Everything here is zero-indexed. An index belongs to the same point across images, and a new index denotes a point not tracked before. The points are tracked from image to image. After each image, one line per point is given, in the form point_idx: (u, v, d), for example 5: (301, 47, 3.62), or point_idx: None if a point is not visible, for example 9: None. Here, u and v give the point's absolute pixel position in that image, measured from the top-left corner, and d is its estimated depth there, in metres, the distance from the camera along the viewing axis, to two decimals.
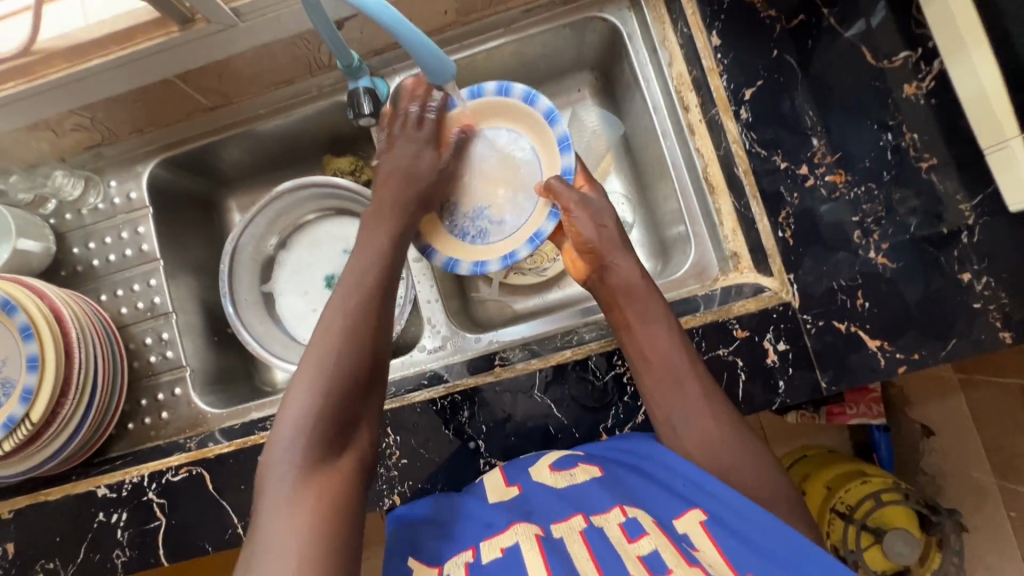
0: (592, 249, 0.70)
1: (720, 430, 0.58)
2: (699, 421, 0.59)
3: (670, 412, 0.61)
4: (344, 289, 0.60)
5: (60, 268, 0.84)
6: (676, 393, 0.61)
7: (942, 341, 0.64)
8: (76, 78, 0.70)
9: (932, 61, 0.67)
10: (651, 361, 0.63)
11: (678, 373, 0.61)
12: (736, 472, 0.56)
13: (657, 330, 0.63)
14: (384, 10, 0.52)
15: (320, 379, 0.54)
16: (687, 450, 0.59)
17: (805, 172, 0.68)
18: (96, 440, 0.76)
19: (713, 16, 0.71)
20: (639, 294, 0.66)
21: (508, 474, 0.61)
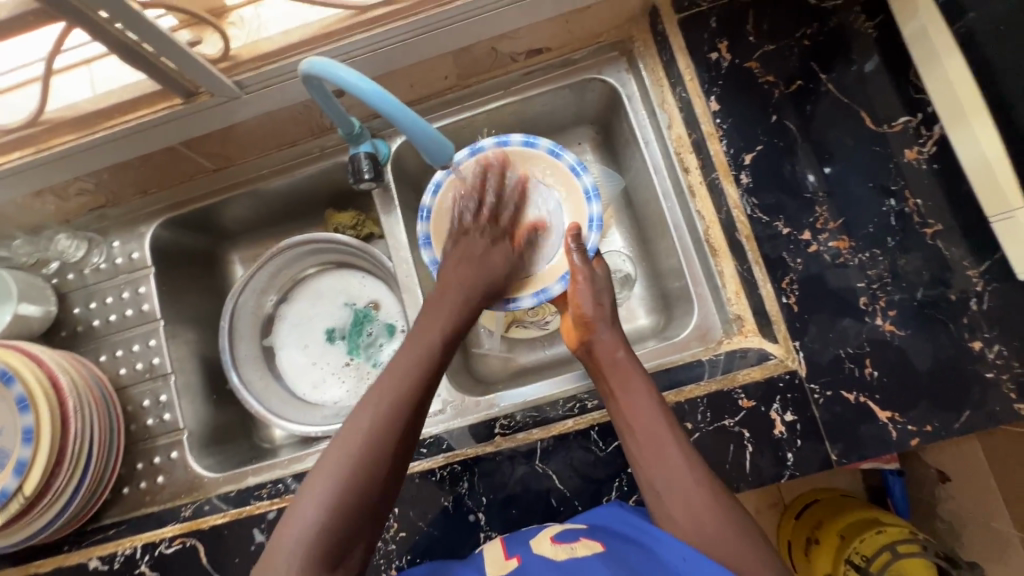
0: (581, 321, 0.69)
1: (703, 494, 0.55)
2: (682, 483, 0.56)
3: (652, 476, 0.58)
4: (379, 387, 0.58)
5: (61, 328, 0.83)
6: (661, 461, 0.58)
7: (955, 412, 0.62)
8: (85, 147, 0.71)
9: (932, 126, 0.67)
10: (636, 430, 0.61)
11: (658, 434, 0.59)
12: (719, 533, 0.53)
13: (639, 393, 0.63)
14: (382, 97, 0.52)
15: (344, 474, 0.52)
16: (671, 514, 0.56)
17: (808, 237, 0.67)
18: (90, 508, 0.74)
19: (711, 81, 0.71)
20: (623, 367, 0.65)
21: (509, 547, 0.59)
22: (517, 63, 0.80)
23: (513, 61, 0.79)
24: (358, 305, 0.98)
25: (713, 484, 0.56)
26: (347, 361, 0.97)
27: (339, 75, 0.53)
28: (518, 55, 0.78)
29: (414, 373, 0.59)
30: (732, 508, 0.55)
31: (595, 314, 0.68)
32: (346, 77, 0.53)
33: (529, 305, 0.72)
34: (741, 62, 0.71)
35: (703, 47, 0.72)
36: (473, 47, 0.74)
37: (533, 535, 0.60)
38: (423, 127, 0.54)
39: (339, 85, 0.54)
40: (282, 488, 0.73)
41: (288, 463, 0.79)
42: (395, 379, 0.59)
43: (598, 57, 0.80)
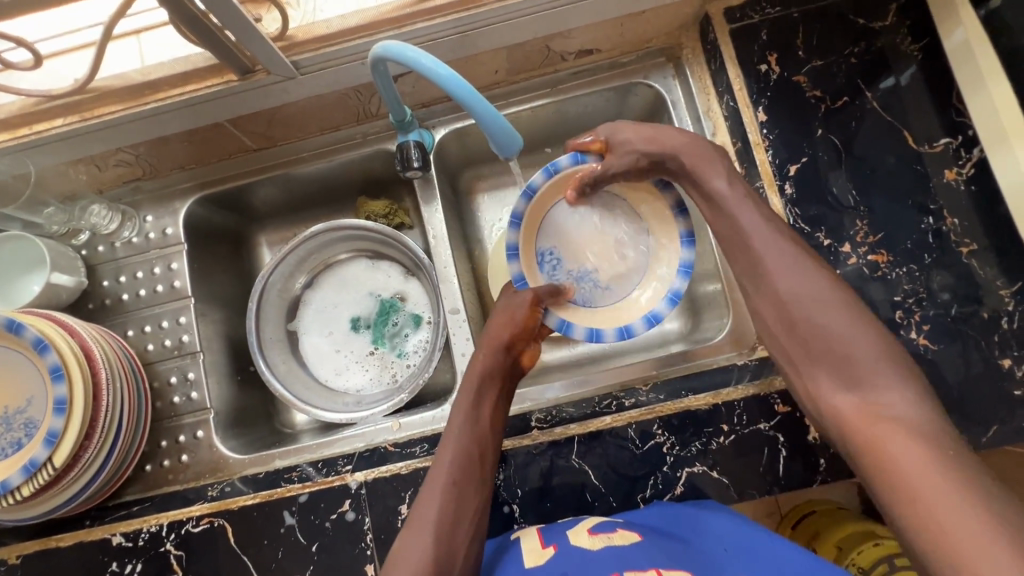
0: (711, 198, 0.65)
1: (883, 377, 0.50)
2: (856, 369, 0.51)
3: (813, 351, 0.54)
4: (449, 442, 0.63)
5: (88, 300, 0.82)
6: (761, 279, 0.59)
7: (983, 427, 0.64)
8: (134, 118, 0.70)
9: (972, 149, 0.69)
10: (728, 238, 0.63)
11: (823, 310, 0.54)
12: (910, 421, 0.46)
13: (789, 270, 0.57)
14: (461, 86, 0.53)
15: (423, 542, 0.56)
16: (834, 401, 0.52)
17: (847, 249, 0.69)
18: (114, 483, 0.73)
19: (760, 92, 0.73)
20: (726, 200, 0.63)
21: (545, 537, 0.60)
22: (567, 62, 0.81)
23: (563, 60, 0.80)
24: (385, 295, 0.98)
25: (912, 381, 0.49)
26: (371, 350, 0.96)
27: (417, 62, 0.53)
28: (568, 54, 0.79)
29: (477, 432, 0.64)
30: (883, 347, 0.52)
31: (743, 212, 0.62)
32: (424, 64, 0.53)
33: (644, 330, 0.71)
34: (790, 76, 0.73)
35: (754, 58, 0.74)
36: (528, 43, 0.75)
37: (568, 526, 0.60)
38: (479, 101, 0.53)
39: (416, 72, 0.54)
40: (311, 473, 0.71)
41: (316, 447, 0.77)
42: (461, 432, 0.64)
43: (645, 62, 0.82)
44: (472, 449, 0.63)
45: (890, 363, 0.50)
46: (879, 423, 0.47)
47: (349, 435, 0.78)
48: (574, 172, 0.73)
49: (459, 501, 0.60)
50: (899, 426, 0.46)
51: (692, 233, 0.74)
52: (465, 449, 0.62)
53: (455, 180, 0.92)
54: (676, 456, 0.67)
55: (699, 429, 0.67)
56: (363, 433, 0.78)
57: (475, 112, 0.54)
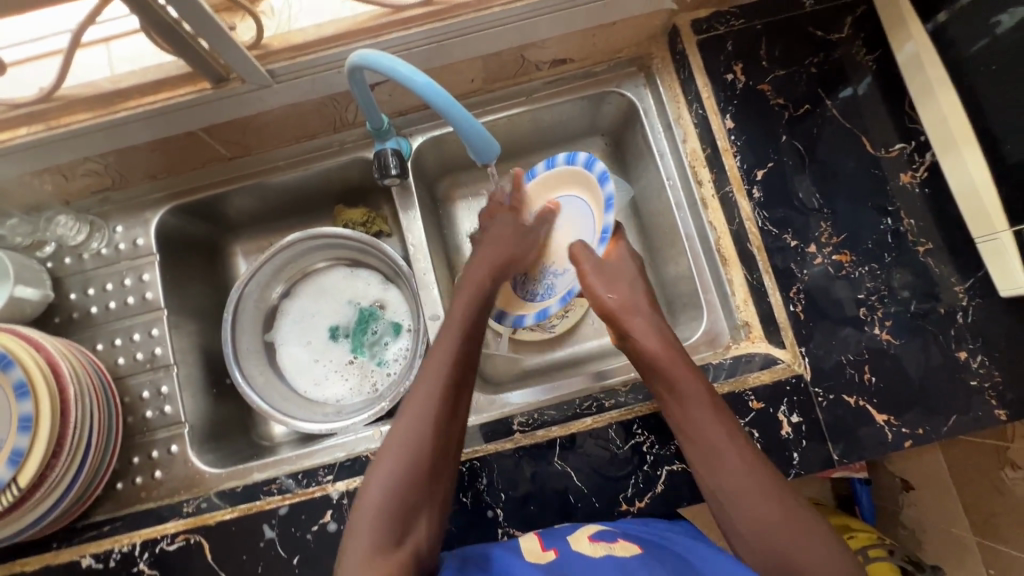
0: (673, 389, 0.63)
1: (798, 534, 0.53)
2: (757, 511, 0.54)
3: (712, 489, 0.58)
4: (426, 371, 0.63)
5: (54, 314, 0.80)
6: (716, 459, 0.58)
7: (944, 417, 0.67)
8: (101, 128, 0.69)
9: (925, 153, 0.73)
10: (694, 440, 0.61)
11: (760, 486, 0.55)
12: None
13: (701, 410, 0.61)
14: (442, 95, 0.54)
15: (394, 480, 0.56)
16: (740, 534, 0.55)
17: (813, 250, 0.72)
18: (82, 502, 0.71)
19: (727, 101, 0.76)
20: (676, 367, 0.64)
21: (545, 540, 0.61)
22: (541, 71, 0.82)
23: (538, 69, 0.82)
24: (364, 304, 0.97)
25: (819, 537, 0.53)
26: (351, 359, 0.96)
27: (396, 72, 0.54)
28: (543, 64, 0.81)
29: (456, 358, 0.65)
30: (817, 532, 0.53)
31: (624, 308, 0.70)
32: (403, 75, 0.54)
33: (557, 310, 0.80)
34: (755, 85, 0.76)
35: (720, 68, 0.77)
36: (503, 53, 0.76)
37: (569, 531, 0.61)
38: (459, 110, 0.55)
39: (395, 81, 0.55)
40: (291, 485, 0.71)
41: (295, 459, 0.77)
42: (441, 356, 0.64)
43: (617, 72, 0.84)
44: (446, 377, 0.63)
45: (798, 516, 0.54)
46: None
47: (329, 445, 0.78)
48: (551, 177, 0.82)
49: (432, 439, 0.59)
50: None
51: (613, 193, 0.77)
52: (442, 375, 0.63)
53: (432, 188, 0.92)
54: (655, 455, 0.68)
55: None
56: (343, 442, 0.78)
57: (456, 121, 0.56)
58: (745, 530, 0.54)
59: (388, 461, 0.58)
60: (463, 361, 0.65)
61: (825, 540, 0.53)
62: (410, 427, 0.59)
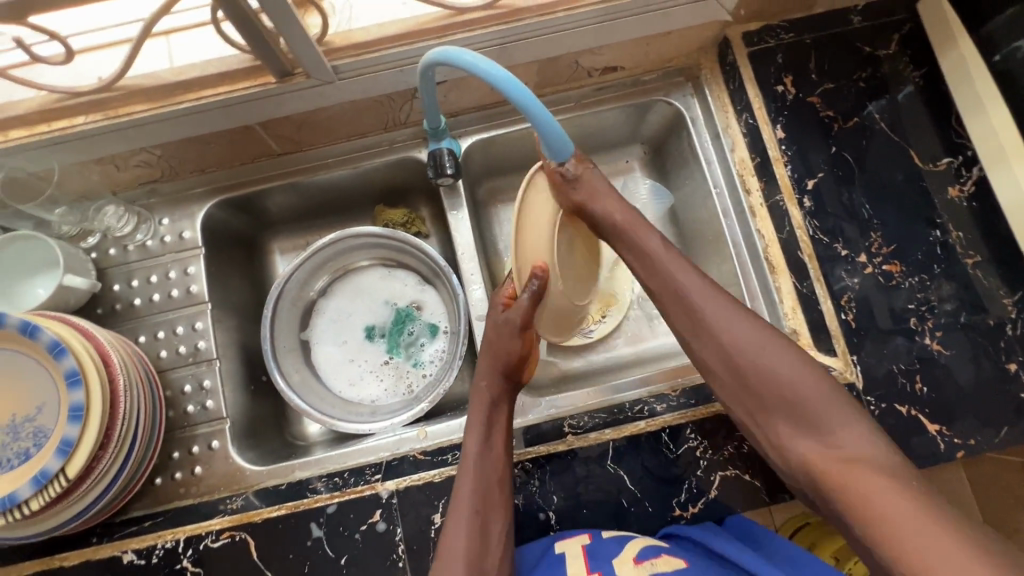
0: (637, 248, 0.65)
1: (784, 365, 0.55)
2: (735, 343, 0.57)
3: (682, 332, 0.61)
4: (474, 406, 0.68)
5: (97, 305, 0.79)
6: (687, 313, 0.60)
7: (995, 428, 0.68)
8: (161, 118, 0.69)
9: (972, 168, 0.74)
10: (661, 289, 0.63)
11: (762, 352, 0.56)
12: (815, 408, 0.53)
13: (670, 263, 0.63)
14: (523, 92, 0.54)
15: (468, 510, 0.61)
16: (722, 378, 0.58)
17: (863, 259, 0.73)
18: (123, 497, 0.69)
19: (777, 111, 0.77)
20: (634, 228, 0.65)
21: (590, 559, 0.60)
22: (592, 78, 0.84)
23: (589, 75, 0.83)
24: (400, 304, 0.97)
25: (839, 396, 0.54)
26: (387, 359, 0.95)
27: (478, 67, 0.54)
28: (594, 71, 0.82)
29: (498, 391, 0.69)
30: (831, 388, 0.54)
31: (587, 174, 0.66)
32: (486, 70, 0.54)
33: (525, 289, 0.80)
34: (805, 97, 0.78)
35: (771, 80, 0.78)
36: (559, 58, 0.77)
37: (613, 549, 0.60)
38: (537, 106, 0.55)
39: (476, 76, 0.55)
40: (339, 482, 0.70)
41: (336, 458, 0.75)
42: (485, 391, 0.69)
43: (665, 81, 0.85)
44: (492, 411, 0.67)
45: (778, 346, 0.57)
46: (783, 417, 0.55)
47: (365, 447, 0.75)
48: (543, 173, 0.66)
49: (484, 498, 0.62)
50: (806, 426, 0.53)
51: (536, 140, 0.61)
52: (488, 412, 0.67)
53: (474, 190, 0.93)
54: (709, 460, 0.68)
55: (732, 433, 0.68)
56: (379, 445, 0.76)
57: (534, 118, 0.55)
58: (724, 363, 0.58)
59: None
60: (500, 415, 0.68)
61: (808, 367, 0.55)
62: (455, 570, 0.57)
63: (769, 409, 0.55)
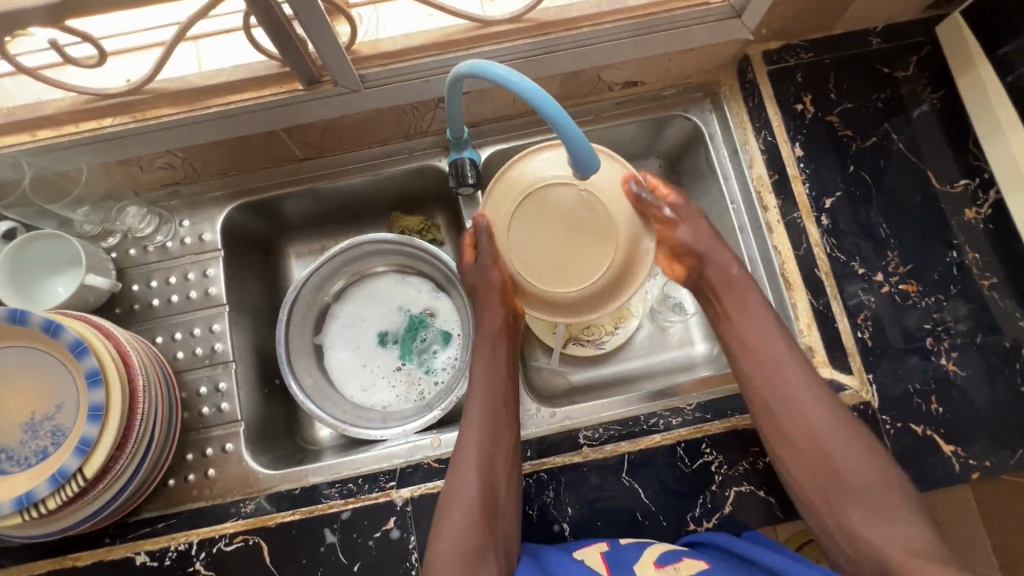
0: (748, 343, 0.67)
1: (846, 435, 0.61)
2: (811, 413, 0.63)
3: (765, 395, 0.65)
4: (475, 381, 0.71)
5: (115, 305, 0.79)
6: (778, 381, 0.65)
7: (1010, 450, 0.68)
8: (189, 122, 0.70)
9: (988, 190, 0.75)
10: (749, 355, 0.67)
11: (831, 420, 0.62)
12: (830, 444, 0.61)
13: (785, 357, 0.65)
14: (573, 129, 0.53)
15: (471, 480, 0.64)
16: (798, 446, 0.62)
17: (879, 278, 0.73)
18: (136, 497, 0.69)
19: (796, 129, 0.78)
20: (744, 298, 0.70)
21: (612, 560, 0.60)
22: (612, 92, 0.84)
23: (609, 90, 0.84)
24: (414, 311, 0.97)
25: (889, 480, 0.59)
26: (399, 365, 0.95)
27: (531, 94, 0.53)
28: (615, 85, 0.83)
29: (500, 368, 0.72)
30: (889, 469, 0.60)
31: (710, 270, 0.71)
32: (540, 102, 0.53)
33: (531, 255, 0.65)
34: (824, 116, 0.78)
35: (790, 98, 0.79)
36: (581, 72, 0.78)
37: (633, 555, 0.60)
38: (569, 126, 0.53)
39: (527, 105, 0.53)
40: (353, 488, 0.70)
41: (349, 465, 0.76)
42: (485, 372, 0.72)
43: (685, 96, 0.86)
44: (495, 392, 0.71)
45: (848, 426, 0.62)
46: (801, 449, 0.62)
47: (378, 454, 0.77)
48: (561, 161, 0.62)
49: (487, 474, 0.65)
50: (824, 459, 0.61)
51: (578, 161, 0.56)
52: (492, 391, 0.70)
53: None
54: (724, 475, 0.68)
55: (745, 447, 0.69)
56: (392, 452, 0.78)
57: (578, 157, 0.55)
58: (796, 421, 0.63)
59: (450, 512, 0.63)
60: (501, 392, 0.71)
61: (849, 429, 0.62)
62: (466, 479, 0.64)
63: (829, 486, 0.60)
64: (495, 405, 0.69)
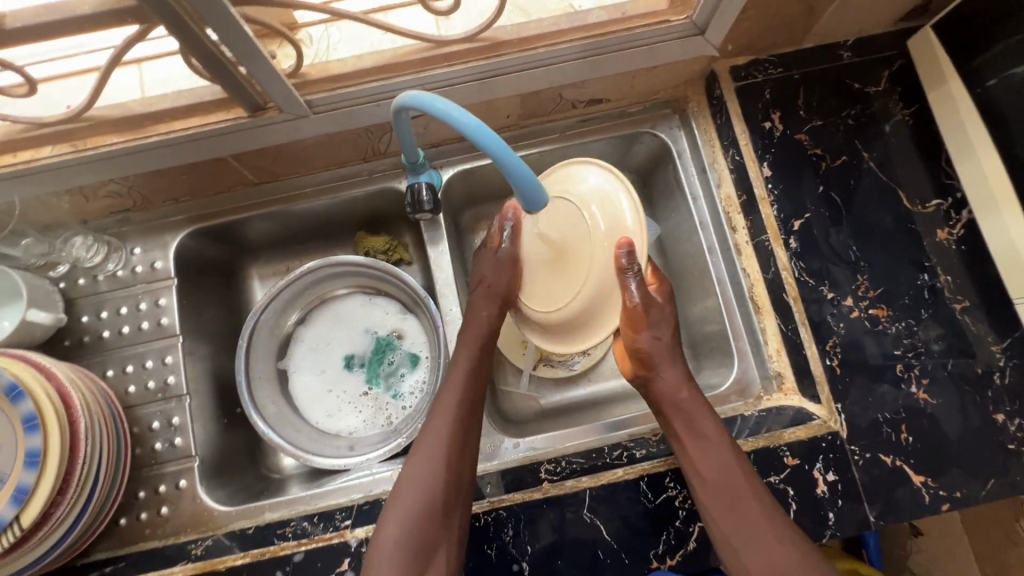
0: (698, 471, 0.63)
1: (788, 557, 0.57)
2: (757, 536, 0.58)
3: (729, 534, 0.60)
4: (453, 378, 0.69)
5: (64, 337, 0.77)
6: (733, 512, 0.60)
7: (981, 481, 0.66)
8: (130, 151, 0.67)
9: (961, 211, 0.73)
10: (706, 481, 0.62)
11: (799, 567, 0.56)
12: None
13: (735, 487, 0.61)
14: (524, 172, 0.55)
15: (431, 472, 0.63)
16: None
17: (849, 303, 0.71)
18: (85, 539, 0.67)
19: (764, 148, 0.76)
20: (692, 413, 0.66)
21: None
22: (577, 110, 0.82)
23: (573, 107, 0.81)
24: (381, 333, 0.95)
25: None
26: (366, 390, 0.93)
27: (481, 138, 0.52)
28: (579, 103, 0.81)
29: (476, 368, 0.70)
30: None
31: (665, 380, 0.68)
32: (493, 148, 0.53)
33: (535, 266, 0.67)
34: (793, 134, 0.76)
35: (758, 116, 0.76)
36: (542, 91, 0.75)
37: None
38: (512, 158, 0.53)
39: (479, 148, 0.53)
40: (308, 527, 0.68)
41: (310, 499, 0.74)
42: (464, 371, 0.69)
43: (653, 113, 0.84)
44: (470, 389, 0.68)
45: (772, 522, 0.59)
46: None
47: (346, 485, 0.76)
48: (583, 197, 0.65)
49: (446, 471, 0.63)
50: None
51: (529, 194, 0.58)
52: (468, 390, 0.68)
53: (457, 218, 0.92)
54: (688, 510, 0.66)
55: None
56: (361, 483, 0.76)
57: (526, 197, 0.58)
58: (744, 539, 0.59)
59: (404, 502, 0.62)
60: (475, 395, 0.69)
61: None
62: (424, 473, 0.63)
63: None
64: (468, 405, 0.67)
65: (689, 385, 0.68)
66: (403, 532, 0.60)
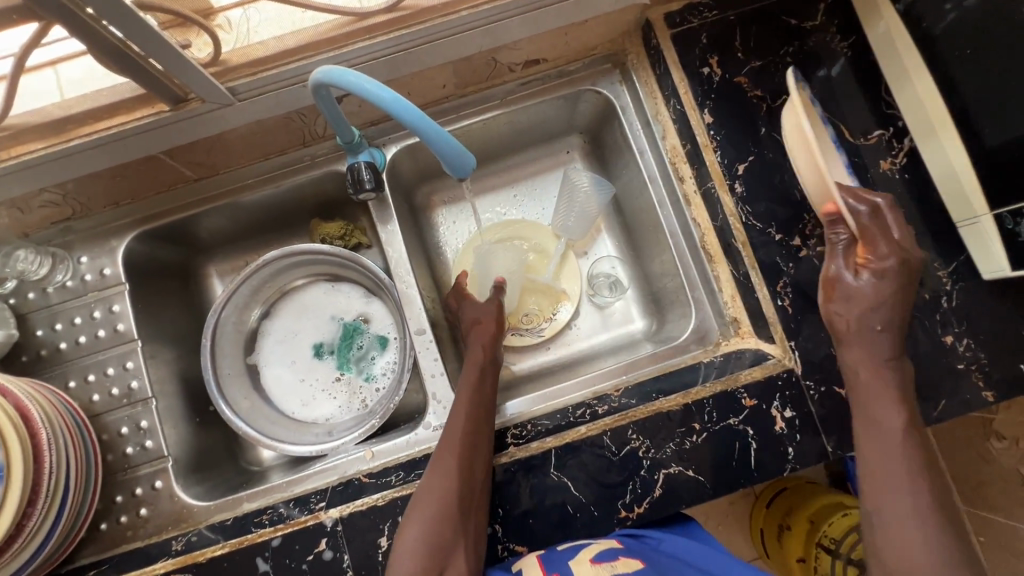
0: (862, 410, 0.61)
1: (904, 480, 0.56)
2: (891, 499, 0.56)
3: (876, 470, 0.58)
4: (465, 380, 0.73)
5: (21, 353, 0.76)
6: (881, 449, 0.58)
7: (933, 402, 0.68)
8: (55, 157, 0.65)
9: (903, 139, 0.73)
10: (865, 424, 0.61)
11: (900, 484, 0.56)
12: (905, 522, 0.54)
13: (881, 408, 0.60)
14: (446, 139, 0.54)
15: (451, 469, 0.64)
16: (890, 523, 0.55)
17: (798, 243, 0.71)
18: (65, 547, 0.68)
19: (704, 95, 0.75)
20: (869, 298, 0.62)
21: (547, 563, 0.62)
22: (515, 73, 0.81)
23: (510, 71, 0.80)
24: (347, 319, 0.95)
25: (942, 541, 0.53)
26: (338, 376, 0.93)
27: (398, 109, 0.51)
28: (516, 66, 0.79)
29: (487, 377, 0.74)
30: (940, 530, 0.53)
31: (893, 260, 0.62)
32: (411, 119, 0.52)
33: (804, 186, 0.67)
34: (732, 78, 0.75)
35: (695, 62, 0.75)
36: (473, 57, 0.74)
37: (568, 555, 0.63)
38: (434, 128, 0.53)
39: (396, 119, 0.52)
40: (283, 513, 0.70)
41: (286, 485, 0.75)
42: (474, 375, 0.74)
43: (592, 69, 0.83)
44: (479, 393, 0.72)
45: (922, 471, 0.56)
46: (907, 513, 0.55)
47: (323, 469, 0.76)
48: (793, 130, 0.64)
49: (462, 466, 0.65)
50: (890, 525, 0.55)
51: (455, 162, 0.57)
52: (475, 395, 0.71)
53: (410, 196, 0.92)
54: (652, 459, 0.67)
55: (671, 432, 0.68)
56: (336, 465, 0.77)
57: (453, 163, 0.57)
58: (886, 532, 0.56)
59: (428, 504, 0.63)
60: (487, 399, 0.72)
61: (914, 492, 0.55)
62: (445, 469, 0.64)
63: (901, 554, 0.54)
64: (479, 406, 0.70)
65: (885, 370, 0.61)
66: (422, 540, 0.61)
